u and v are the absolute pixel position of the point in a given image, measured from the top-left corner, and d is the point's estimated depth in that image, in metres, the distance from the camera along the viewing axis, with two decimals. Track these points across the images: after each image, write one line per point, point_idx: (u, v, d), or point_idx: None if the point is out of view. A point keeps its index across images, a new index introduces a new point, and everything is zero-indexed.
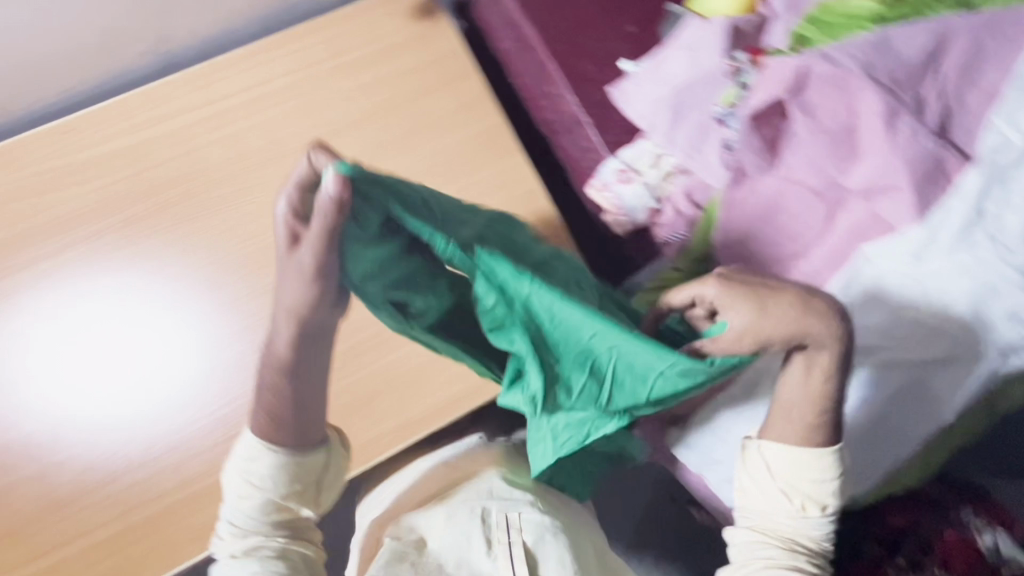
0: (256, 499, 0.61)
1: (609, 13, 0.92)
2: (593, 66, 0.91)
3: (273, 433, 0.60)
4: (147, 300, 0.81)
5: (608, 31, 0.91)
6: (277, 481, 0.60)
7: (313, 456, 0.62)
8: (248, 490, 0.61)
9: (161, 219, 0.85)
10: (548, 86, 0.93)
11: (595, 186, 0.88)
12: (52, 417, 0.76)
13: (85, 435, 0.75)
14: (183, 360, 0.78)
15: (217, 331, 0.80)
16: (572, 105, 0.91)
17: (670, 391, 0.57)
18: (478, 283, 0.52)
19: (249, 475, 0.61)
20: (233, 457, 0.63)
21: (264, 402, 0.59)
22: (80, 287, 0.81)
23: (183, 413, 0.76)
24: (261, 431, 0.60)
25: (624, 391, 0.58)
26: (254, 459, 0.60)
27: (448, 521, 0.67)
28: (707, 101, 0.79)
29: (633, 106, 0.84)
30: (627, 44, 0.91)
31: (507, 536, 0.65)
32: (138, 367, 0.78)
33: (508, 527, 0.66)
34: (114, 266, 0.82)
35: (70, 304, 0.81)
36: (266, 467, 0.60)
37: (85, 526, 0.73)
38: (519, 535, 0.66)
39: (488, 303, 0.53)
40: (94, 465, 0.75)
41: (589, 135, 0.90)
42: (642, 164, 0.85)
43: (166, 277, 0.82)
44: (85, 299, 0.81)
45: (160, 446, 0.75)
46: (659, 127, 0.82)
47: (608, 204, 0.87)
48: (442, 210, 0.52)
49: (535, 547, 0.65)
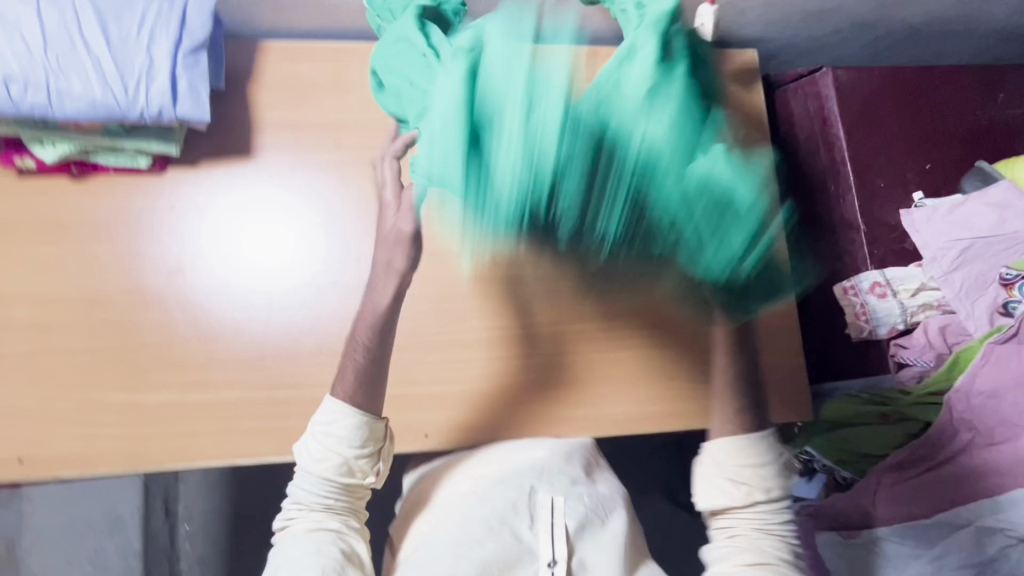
0: (332, 463, 0.72)
1: (912, 146, 0.99)
2: (884, 184, 0.97)
3: (362, 396, 0.73)
4: (296, 197, 0.91)
5: (907, 160, 0.98)
6: (355, 442, 0.72)
7: (373, 431, 0.73)
8: (325, 455, 0.72)
9: None
10: (829, 185, 1.00)
11: (847, 287, 0.94)
12: (212, 276, 0.87)
13: (215, 278, 0.87)
14: (325, 264, 0.89)
15: (347, 245, 0.90)
16: (849, 209, 0.97)
17: None
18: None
19: (329, 439, 0.72)
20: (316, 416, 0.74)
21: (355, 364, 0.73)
22: (268, 177, 0.90)
23: (308, 304, 0.88)
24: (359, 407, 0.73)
25: None
26: (329, 437, 0.72)
27: (499, 496, 0.75)
28: (1001, 259, 0.89)
29: (919, 236, 0.92)
30: (919, 179, 0.98)
31: (552, 518, 0.74)
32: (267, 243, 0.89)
33: (552, 510, 0.74)
34: (308, 170, 0.91)
35: (250, 184, 0.90)
36: (348, 429, 0.71)
37: (244, 383, 0.84)
38: (559, 517, 0.74)
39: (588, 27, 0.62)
40: (229, 318, 0.86)
41: (854, 242, 0.96)
42: (901, 287, 0.91)
43: (314, 175, 0.91)
44: (256, 184, 0.90)
45: (268, 315, 0.87)
46: (938, 263, 0.91)
47: (852, 308, 0.93)
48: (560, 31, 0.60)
49: (572, 531, 0.73)
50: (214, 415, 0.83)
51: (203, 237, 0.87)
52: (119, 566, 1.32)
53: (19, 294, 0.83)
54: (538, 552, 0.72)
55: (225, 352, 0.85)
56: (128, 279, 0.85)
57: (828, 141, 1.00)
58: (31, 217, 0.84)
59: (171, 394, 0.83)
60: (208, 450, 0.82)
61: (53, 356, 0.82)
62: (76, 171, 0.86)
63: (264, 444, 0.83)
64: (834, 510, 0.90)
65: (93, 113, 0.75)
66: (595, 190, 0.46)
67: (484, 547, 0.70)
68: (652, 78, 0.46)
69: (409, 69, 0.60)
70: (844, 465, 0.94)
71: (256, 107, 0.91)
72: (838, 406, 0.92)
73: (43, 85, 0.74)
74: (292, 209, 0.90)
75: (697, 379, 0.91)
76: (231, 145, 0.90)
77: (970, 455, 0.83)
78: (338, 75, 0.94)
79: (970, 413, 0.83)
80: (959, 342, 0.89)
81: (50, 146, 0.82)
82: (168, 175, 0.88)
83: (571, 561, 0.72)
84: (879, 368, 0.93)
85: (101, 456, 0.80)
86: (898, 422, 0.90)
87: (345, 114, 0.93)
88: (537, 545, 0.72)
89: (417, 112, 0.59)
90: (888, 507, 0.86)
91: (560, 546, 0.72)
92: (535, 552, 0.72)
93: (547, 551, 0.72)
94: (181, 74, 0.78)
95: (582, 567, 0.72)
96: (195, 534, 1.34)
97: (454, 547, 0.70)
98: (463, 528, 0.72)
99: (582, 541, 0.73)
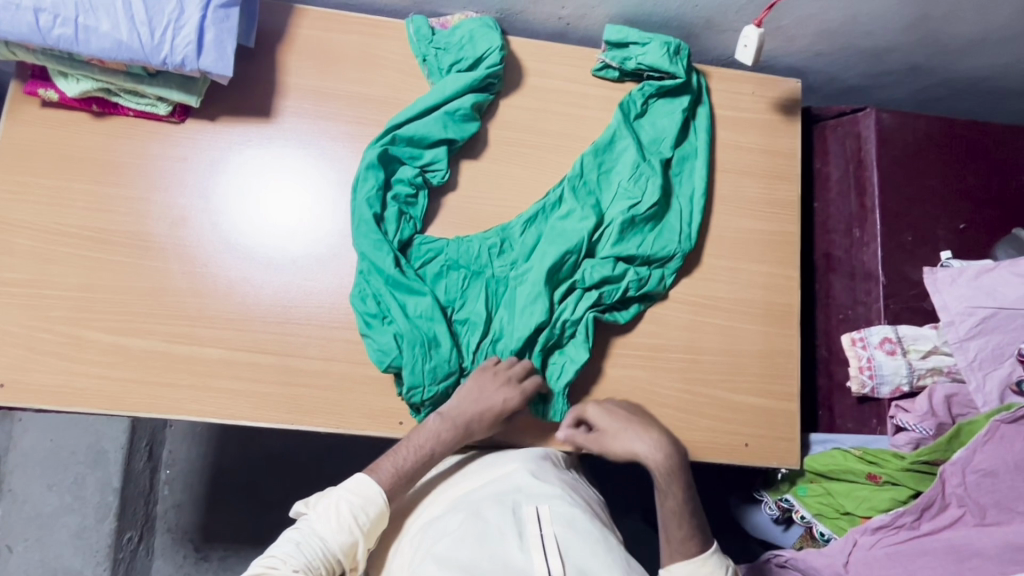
0: (347, 538, 0.73)
1: (948, 202, 0.95)
2: (911, 238, 0.93)
3: (396, 488, 0.77)
4: (309, 166, 0.90)
5: (939, 216, 0.94)
6: (371, 528, 0.74)
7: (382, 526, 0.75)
8: (347, 526, 0.73)
9: (474, 150, 0.92)
10: (853, 230, 0.97)
11: (855, 338, 0.90)
12: (215, 235, 0.87)
13: (216, 236, 0.86)
14: (326, 239, 0.88)
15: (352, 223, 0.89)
16: (871, 258, 0.93)
17: (612, 246, 0.90)
18: (627, 135, 0.93)
19: (356, 510, 0.74)
20: (349, 483, 0.75)
21: (400, 456, 0.78)
22: (285, 143, 0.90)
23: (303, 276, 0.87)
24: (389, 488, 0.76)
25: (602, 251, 0.90)
26: (366, 500, 0.74)
27: (471, 522, 0.70)
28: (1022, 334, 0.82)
29: (940, 295, 0.85)
30: (949, 238, 0.94)
31: (535, 530, 0.69)
32: (273, 210, 0.88)
33: (533, 521, 0.70)
34: (324, 140, 0.90)
35: (265, 147, 0.89)
36: (375, 512, 0.74)
37: (229, 342, 0.84)
38: (546, 528, 0.70)
39: (615, 159, 0.93)
40: (223, 278, 0.86)
41: (871, 293, 0.93)
42: (912, 345, 0.87)
43: (329, 147, 0.90)
44: (272, 149, 0.89)
45: (263, 282, 0.86)
46: (955, 328, 0.84)
47: (858, 360, 0.89)
48: (616, 177, 0.93)
49: (561, 543, 0.68)
50: (195, 369, 0.83)
51: (212, 193, 0.87)
52: (96, 500, 1.33)
53: (25, 222, 0.83)
54: (533, 570, 0.65)
55: (216, 309, 0.85)
56: (132, 223, 0.85)
57: (861, 184, 0.96)
58: (47, 147, 0.85)
59: (157, 342, 0.83)
60: (185, 404, 0.82)
61: (49, 288, 0.82)
62: (96, 109, 0.86)
63: (240, 406, 0.83)
64: (806, 566, 0.85)
65: (117, 53, 0.75)
66: (420, 361, 0.82)
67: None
68: (520, 294, 0.87)
69: (365, 195, 0.86)
70: (822, 519, 0.91)
71: (283, 69, 0.91)
72: (827, 457, 0.88)
73: (72, 19, 0.74)
74: (302, 178, 0.89)
75: (683, 408, 0.89)
76: (252, 104, 0.90)
77: (957, 530, 0.80)
78: (369, 48, 0.93)
79: (963, 488, 0.79)
80: (964, 415, 0.86)
81: (73, 80, 0.82)
82: (187, 125, 0.88)
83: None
84: (875, 425, 0.91)
85: (79, 393, 0.81)
86: (887, 485, 0.86)
87: (370, 90, 0.92)
88: (530, 564, 0.65)
89: (359, 218, 0.85)
90: (861, 571, 0.82)
91: (552, 560, 0.66)
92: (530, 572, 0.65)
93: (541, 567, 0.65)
94: (209, 27, 0.78)
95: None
96: (175, 479, 1.36)
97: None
98: (443, 564, 0.65)
99: (569, 550, 0.68)
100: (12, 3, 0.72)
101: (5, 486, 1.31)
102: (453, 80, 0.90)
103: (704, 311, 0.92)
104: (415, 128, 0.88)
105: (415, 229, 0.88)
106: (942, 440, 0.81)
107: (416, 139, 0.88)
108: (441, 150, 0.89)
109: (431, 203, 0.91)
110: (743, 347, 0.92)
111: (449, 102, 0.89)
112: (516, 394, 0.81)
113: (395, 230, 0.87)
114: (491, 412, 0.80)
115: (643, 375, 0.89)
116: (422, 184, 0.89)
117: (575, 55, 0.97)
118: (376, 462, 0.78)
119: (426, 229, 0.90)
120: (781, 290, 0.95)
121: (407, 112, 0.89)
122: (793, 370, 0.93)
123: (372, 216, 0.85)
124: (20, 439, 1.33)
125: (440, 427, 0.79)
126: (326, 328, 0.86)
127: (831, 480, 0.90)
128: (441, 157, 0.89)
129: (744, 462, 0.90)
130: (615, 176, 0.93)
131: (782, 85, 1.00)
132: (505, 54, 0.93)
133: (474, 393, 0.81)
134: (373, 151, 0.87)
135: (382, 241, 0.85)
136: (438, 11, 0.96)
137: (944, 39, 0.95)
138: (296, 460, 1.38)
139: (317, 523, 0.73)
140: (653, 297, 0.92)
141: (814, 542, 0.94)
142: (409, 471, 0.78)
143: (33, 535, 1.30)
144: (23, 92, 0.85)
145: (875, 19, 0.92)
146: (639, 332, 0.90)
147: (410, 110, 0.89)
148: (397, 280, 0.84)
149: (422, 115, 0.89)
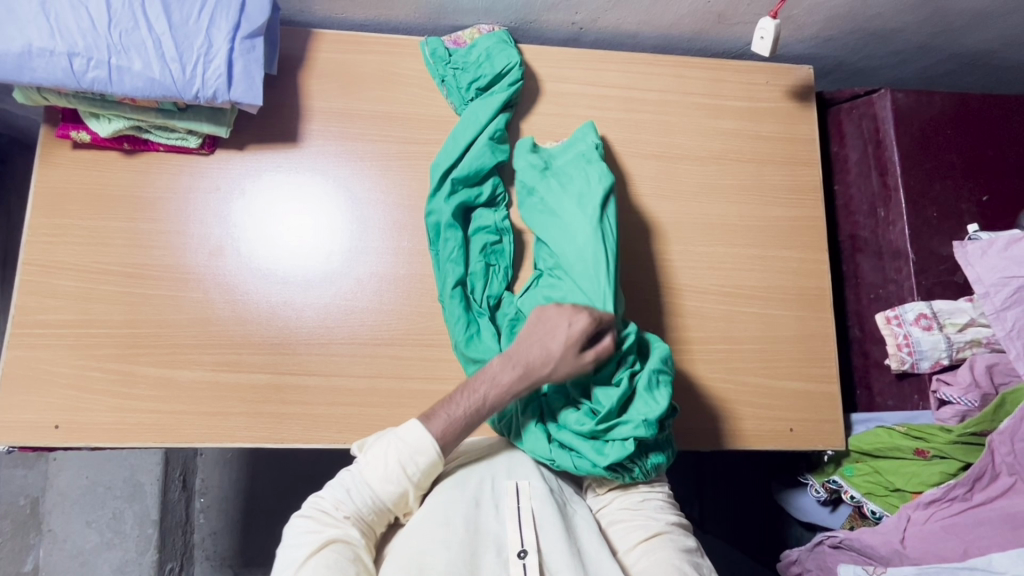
0: (397, 489, 0.71)
1: (969, 176, 0.96)
2: (936, 214, 0.94)
3: (452, 437, 0.72)
4: (322, 184, 0.90)
5: (962, 190, 0.95)
6: (422, 477, 0.72)
7: (433, 474, 0.72)
8: (397, 474, 0.70)
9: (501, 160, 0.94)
10: (878, 210, 0.98)
11: (889, 317, 0.92)
12: (240, 260, 0.87)
13: (241, 261, 0.87)
14: (355, 256, 0.89)
15: (383, 238, 0.90)
16: (898, 237, 0.94)
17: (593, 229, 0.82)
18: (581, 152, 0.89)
19: (406, 461, 0.71)
20: (403, 431, 0.72)
21: (469, 420, 0.73)
22: (301, 165, 0.90)
23: (339, 295, 0.88)
24: (439, 433, 0.72)
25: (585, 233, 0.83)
26: (422, 451, 0.71)
27: (457, 491, 0.73)
28: None
29: (972, 268, 0.86)
30: (973, 211, 0.95)
31: (515, 502, 0.74)
32: (295, 232, 0.89)
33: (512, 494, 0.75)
34: (335, 160, 0.91)
35: (279, 170, 0.90)
36: (425, 463, 0.71)
37: (277, 364, 0.85)
38: (523, 501, 0.74)
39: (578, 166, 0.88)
40: (255, 306, 0.86)
41: (901, 270, 0.94)
42: (948, 320, 0.89)
43: (343, 163, 0.91)
44: (284, 173, 0.90)
45: (298, 306, 0.87)
46: (990, 299, 0.85)
47: (894, 338, 0.90)
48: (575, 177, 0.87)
49: (538, 517, 0.73)
50: (245, 396, 0.84)
51: (246, 219, 0.88)
52: (135, 533, 1.33)
53: (67, 263, 0.84)
54: (508, 540, 0.71)
55: (261, 334, 0.86)
56: (171, 256, 0.86)
57: (882, 164, 0.97)
58: (81, 189, 0.86)
59: (205, 372, 0.84)
60: (237, 431, 0.83)
61: (94, 326, 0.83)
62: (127, 147, 0.87)
63: (291, 429, 0.84)
64: (862, 545, 0.87)
65: (150, 91, 0.77)
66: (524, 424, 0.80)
67: (447, 538, 0.69)
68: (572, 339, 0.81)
69: (447, 257, 0.87)
70: (872, 498, 0.92)
71: (306, 94, 0.92)
72: (872, 435, 0.90)
73: (104, 60, 0.75)
74: (319, 196, 0.90)
75: (725, 398, 0.90)
76: (280, 130, 0.91)
77: (1011, 499, 0.81)
78: (388, 67, 0.94)
79: (1012, 457, 0.80)
80: (1006, 383, 0.86)
81: (104, 120, 0.83)
82: (217, 155, 0.89)
83: (541, 552, 0.71)
84: (918, 401, 0.92)
85: (134, 428, 0.82)
86: (935, 459, 0.87)
87: (392, 107, 0.93)
88: (504, 533, 0.72)
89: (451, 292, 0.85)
90: (918, 545, 0.84)
91: (527, 532, 0.71)
92: (503, 540, 0.71)
93: (516, 541, 0.71)
94: (238, 58, 0.79)
95: (553, 556, 0.70)
96: (210, 506, 1.36)
97: (422, 545, 0.69)
98: (426, 531, 0.70)
99: (544, 520, 0.72)
100: (46, 50, 0.73)
101: (45, 526, 1.31)
102: (482, 105, 0.91)
103: (739, 301, 0.94)
104: (467, 165, 0.88)
105: (503, 281, 0.89)
106: (988, 410, 0.83)
107: (472, 176, 0.89)
108: (494, 179, 0.91)
109: (516, 247, 0.93)
110: (779, 333, 0.93)
111: (485, 128, 0.90)
112: (585, 313, 0.77)
113: (484, 285, 0.88)
114: (556, 342, 0.75)
115: (682, 368, 0.90)
116: (506, 229, 0.91)
117: (590, 58, 0.98)
118: (433, 407, 0.74)
119: (515, 275, 0.91)
120: (812, 274, 0.96)
121: (453, 154, 0.89)
122: (831, 352, 0.94)
123: (459, 281, 0.86)
124: (56, 478, 1.32)
125: (501, 368, 0.74)
126: (369, 345, 0.87)
127: (878, 459, 0.91)
128: (499, 185, 0.91)
129: (790, 447, 0.90)
130: (563, 238, 0.84)
131: (796, 73, 1.01)
132: (524, 69, 0.95)
133: (545, 328, 0.76)
134: (449, 207, 0.88)
135: (461, 310, 0.85)
136: (453, 25, 0.97)
137: (953, 16, 0.97)
138: (329, 478, 1.38)
139: (366, 473, 0.71)
140: (686, 291, 0.93)
141: (866, 520, 0.96)
142: (466, 420, 0.73)
143: (77, 573, 1.29)
144: (54, 135, 0.85)
145: (884, 2, 0.93)
146: (677, 326, 0.91)
147: (453, 151, 0.89)
148: (466, 350, 0.83)
149: (467, 151, 0.90)
